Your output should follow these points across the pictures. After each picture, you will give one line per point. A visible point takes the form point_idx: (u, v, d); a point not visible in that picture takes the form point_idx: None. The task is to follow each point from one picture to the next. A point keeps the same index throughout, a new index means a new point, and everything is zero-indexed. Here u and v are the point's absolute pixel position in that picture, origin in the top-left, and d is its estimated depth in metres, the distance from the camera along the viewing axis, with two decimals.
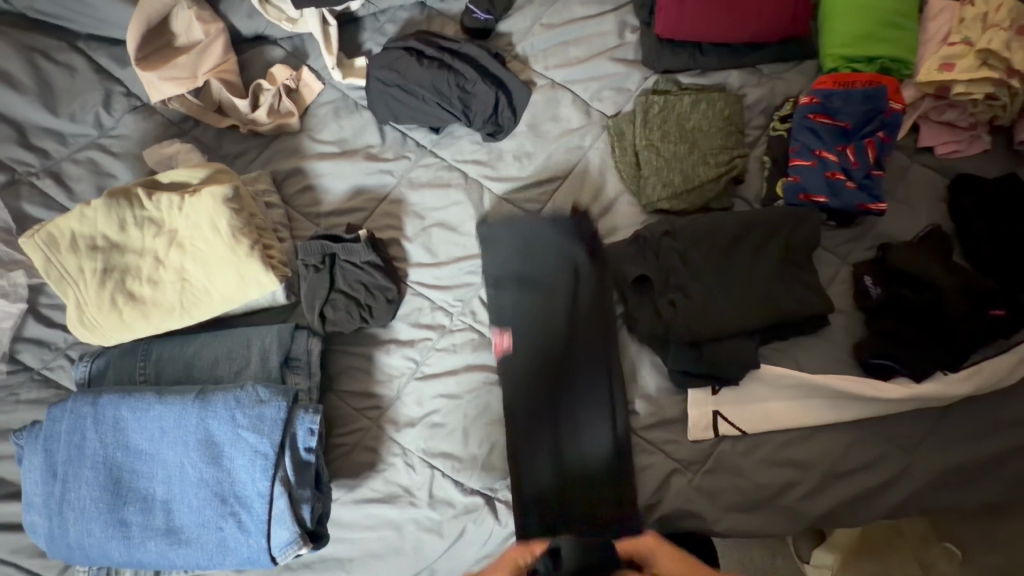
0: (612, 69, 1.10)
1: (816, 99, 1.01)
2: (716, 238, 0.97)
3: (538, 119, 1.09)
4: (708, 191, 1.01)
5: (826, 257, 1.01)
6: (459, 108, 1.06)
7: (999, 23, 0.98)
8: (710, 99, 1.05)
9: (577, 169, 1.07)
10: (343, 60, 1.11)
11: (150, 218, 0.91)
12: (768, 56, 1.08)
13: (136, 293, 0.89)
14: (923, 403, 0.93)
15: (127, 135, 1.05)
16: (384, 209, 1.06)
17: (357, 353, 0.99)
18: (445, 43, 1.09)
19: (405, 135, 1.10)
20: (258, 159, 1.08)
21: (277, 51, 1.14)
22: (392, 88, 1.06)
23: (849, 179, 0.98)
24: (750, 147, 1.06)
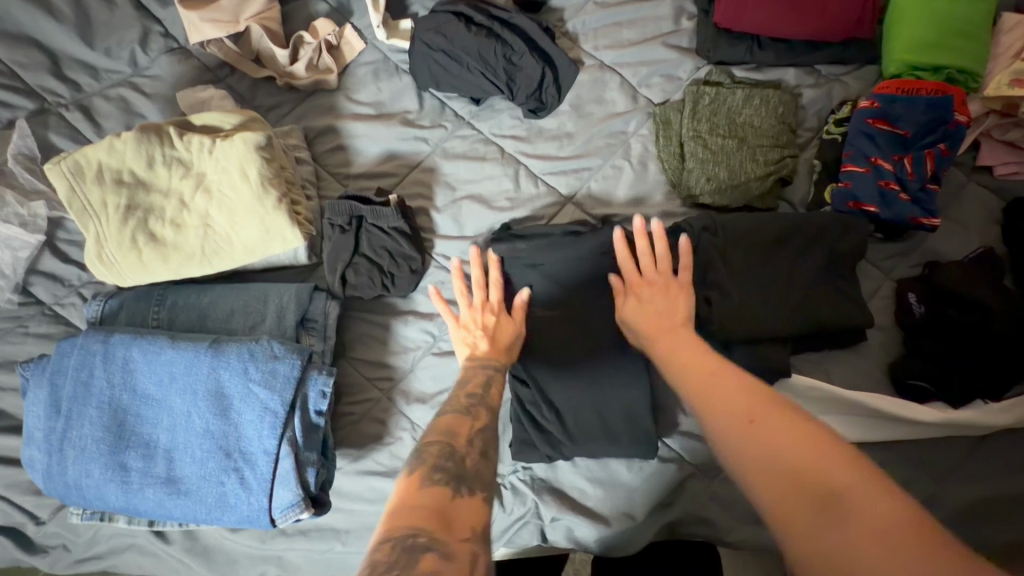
0: (665, 56, 1.06)
1: (876, 103, 0.96)
2: (759, 239, 0.93)
3: (583, 100, 1.05)
4: (754, 190, 0.97)
5: (869, 270, 0.97)
6: (503, 80, 1.02)
7: None
8: (764, 96, 1.01)
9: (618, 155, 1.03)
10: (388, 19, 1.07)
11: (179, 158, 0.87)
12: (828, 57, 1.04)
13: (158, 234, 0.86)
14: (956, 431, 0.89)
15: (162, 76, 1.02)
16: (416, 176, 1.03)
17: (375, 321, 0.97)
18: (495, 12, 1.05)
19: (444, 104, 1.07)
20: (291, 114, 1.05)
21: (321, 5, 1.10)
22: (437, 52, 1.02)
23: (903, 191, 0.94)
24: (801, 149, 1.02)
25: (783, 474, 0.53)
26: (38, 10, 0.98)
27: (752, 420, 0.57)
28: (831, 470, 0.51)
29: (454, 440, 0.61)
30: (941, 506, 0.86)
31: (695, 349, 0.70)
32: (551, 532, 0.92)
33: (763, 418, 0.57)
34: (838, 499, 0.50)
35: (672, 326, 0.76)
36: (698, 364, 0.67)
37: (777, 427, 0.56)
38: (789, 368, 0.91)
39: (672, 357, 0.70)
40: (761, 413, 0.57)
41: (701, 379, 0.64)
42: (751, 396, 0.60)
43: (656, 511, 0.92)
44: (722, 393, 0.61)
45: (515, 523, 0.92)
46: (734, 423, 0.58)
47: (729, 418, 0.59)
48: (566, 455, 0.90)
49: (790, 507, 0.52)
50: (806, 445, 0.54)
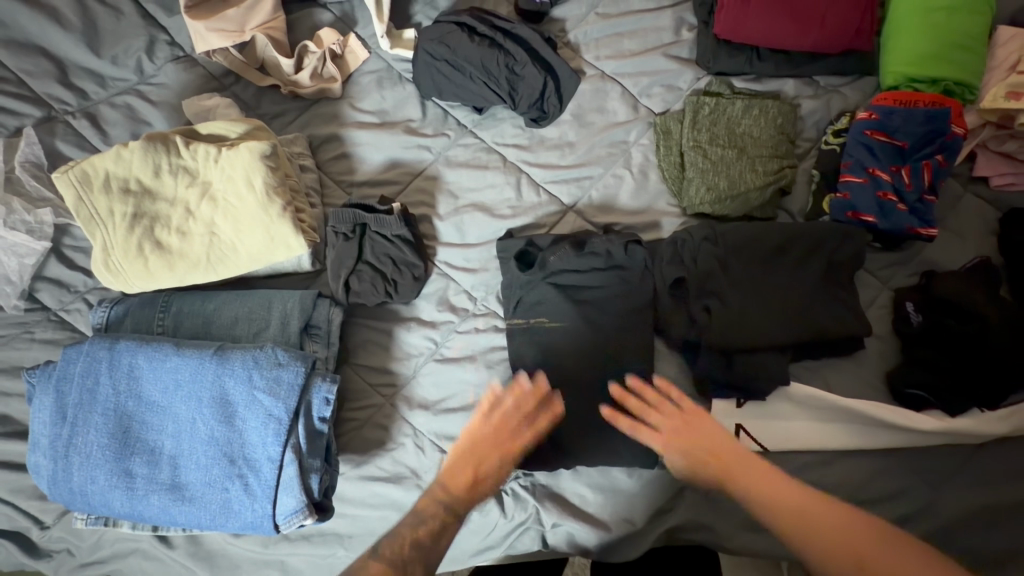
0: (666, 66, 1.07)
1: (874, 115, 0.98)
2: (758, 249, 0.94)
3: (584, 109, 1.07)
4: (753, 199, 0.98)
5: (867, 279, 0.99)
6: (505, 90, 1.03)
7: None
8: (763, 106, 1.02)
9: (619, 164, 1.04)
10: (392, 29, 1.08)
11: (185, 167, 0.88)
12: (827, 67, 1.05)
13: (164, 243, 0.87)
14: (952, 438, 0.90)
15: (167, 85, 1.03)
16: (419, 185, 1.04)
17: (378, 328, 0.98)
18: (498, 22, 1.06)
19: (447, 113, 1.08)
20: (296, 122, 1.06)
21: (325, 15, 1.11)
22: (440, 63, 1.03)
23: (901, 201, 0.95)
24: (800, 159, 1.03)
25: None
26: (46, 19, 0.99)
27: (825, 529, 0.74)
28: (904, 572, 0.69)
29: (400, 547, 0.77)
30: (937, 513, 0.87)
31: (753, 475, 0.80)
32: (552, 538, 0.93)
33: (848, 532, 0.73)
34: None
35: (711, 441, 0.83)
36: (760, 472, 0.80)
37: (860, 545, 0.72)
38: (788, 376, 0.92)
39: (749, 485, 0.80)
40: (844, 535, 0.73)
41: (765, 487, 0.79)
42: (841, 526, 0.74)
43: (656, 517, 0.92)
44: (771, 488, 0.79)
45: (515, 528, 0.92)
46: (840, 545, 0.72)
47: (789, 521, 0.76)
48: (568, 465, 0.90)
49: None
50: (885, 557, 0.71)
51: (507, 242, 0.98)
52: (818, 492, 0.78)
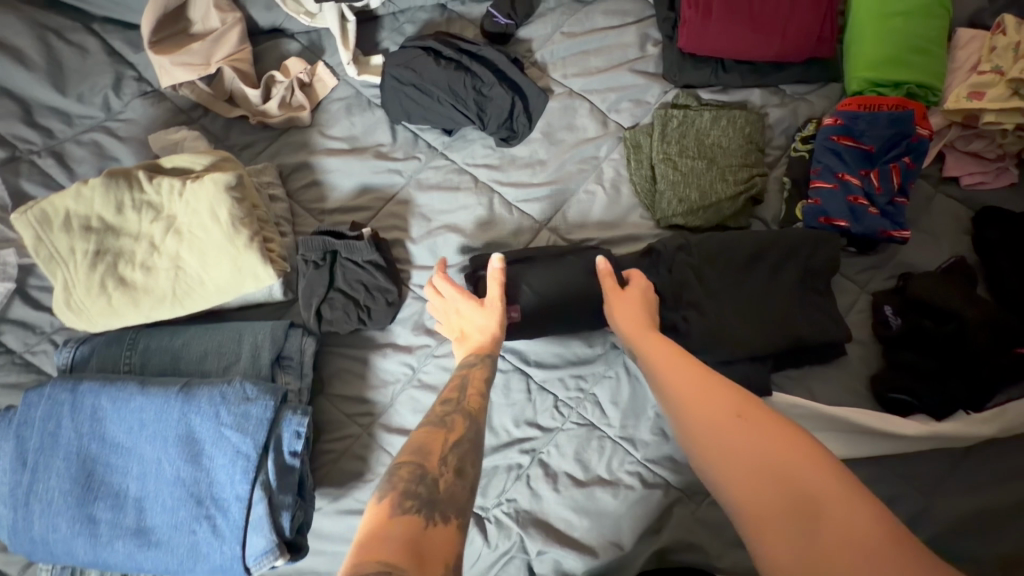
0: (632, 82, 1.08)
1: (840, 120, 0.97)
2: (732, 257, 0.93)
3: (553, 127, 1.07)
4: (726, 209, 0.98)
5: (844, 285, 0.98)
6: (474, 111, 1.03)
7: None
8: (731, 116, 1.03)
9: (590, 180, 1.05)
10: (359, 56, 1.09)
11: (148, 202, 0.87)
12: (792, 76, 1.05)
13: (128, 278, 0.85)
14: (942, 443, 0.88)
15: (135, 120, 1.03)
16: (391, 209, 1.04)
17: (353, 355, 0.97)
18: (464, 45, 1.06)
19: (417, 136, 1.08)
20: (265, 152, 1.06)
21: (293, 45, 1.11)
22: (407, 87, 1.03)
23: (872, 205, 0.94)
24: (770, 167, 1.03)
25: (764, 479, 0.61)
26: (9, 60, 0.99)
27: (734, 431, 0.66)
28: (792, 461, 0.61)
29: (427, 457, 0.64)
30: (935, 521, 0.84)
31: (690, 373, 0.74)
32: (538, 566, 0.89)
33: (760, 432, 0.64)
34: (817, 507, 0.57)
35: (656, 344, 0.80)
36: (697, 379, 0.73)
37: (759, 444, 0.63)
38: (769, 388, 0.91)
39: (677, 384, 0.73)
40: (755, 444, 0.63)
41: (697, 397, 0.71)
42: (761, 435, 0.64)
43: (644, 539, 0.89)
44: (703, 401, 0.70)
45: (500, 557, 0.89)
46: (744, 454, 0.64)
47: (715, 429, 0.67)
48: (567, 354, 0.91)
49: (789, 522, 0.58)
50: (795, 463, 0.61)
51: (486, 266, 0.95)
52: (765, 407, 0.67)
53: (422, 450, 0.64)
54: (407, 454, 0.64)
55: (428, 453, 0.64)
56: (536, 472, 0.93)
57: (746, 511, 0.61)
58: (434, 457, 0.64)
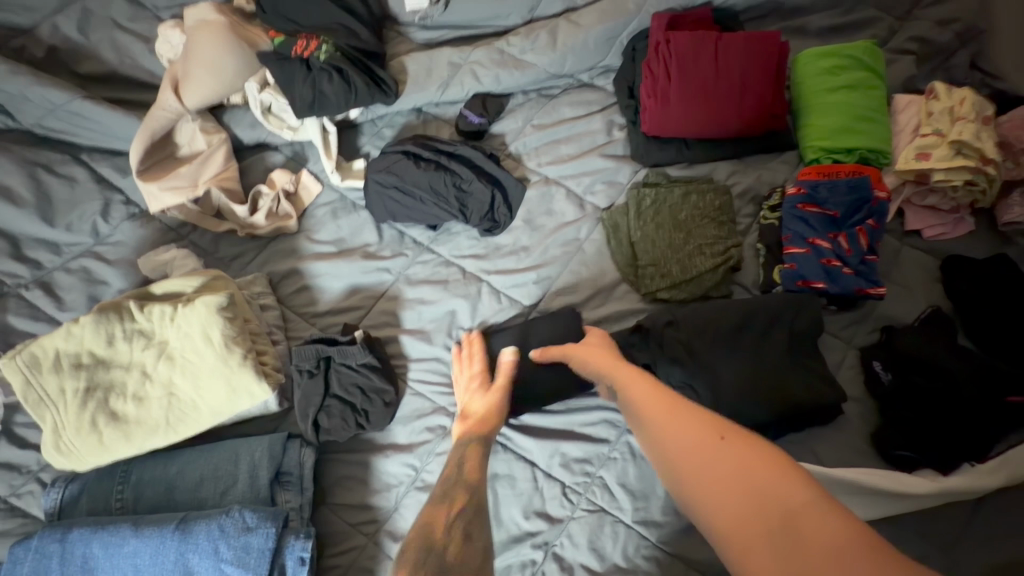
0: (603, 165, 1.13)
1: (802, 189, 1.03)
2: (720, 327, 0.96)
3: (533, 213, 1.11)
4: (707, 281, 1.02)
5: (831, 342, 1.00)
6: (456, 207, 1.07)
7: (965, 116, 1.02)
8: (700, 191, 1.08)
9: (575, 261, 1.08)
10: (342, 162, 1.14)
11: (140, 330, 0.88)
12: (753, 148, 1.12)
13: (119, 412, 0.84)
14: (955, 499, 0.87)
15: (124, 242, 1.05)
16: (382, 307, 1.05)
17: (354, 461, 0.94)
18: (441, 146, 1.12)
19: (403, 233, 1.11)
20: (255, 261, 1.08)
21: (277, 156, 1.15)
22: (390, 190, 1.07)
23: (845, 265, 0.99)
24: (743, 235, 1.07)
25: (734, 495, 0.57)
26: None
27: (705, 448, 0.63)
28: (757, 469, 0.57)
29: (431, 537, 0.72)
30: None
31: (657, 396, 0.74)
32: None
33: (729, 455, 0.60)
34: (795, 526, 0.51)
35: (627, 372, 0.81)
36: (669, 408, 0.70)
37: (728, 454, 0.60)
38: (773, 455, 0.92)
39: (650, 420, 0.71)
40: (716, 458, 0.61)
41: (667, 420, 0.69)
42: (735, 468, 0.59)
43: None
44: (674, 422, 0.68)
45: None
46: (716, 478, 0.59)
47: (691, 441, 0.64)
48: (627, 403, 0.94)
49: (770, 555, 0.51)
50: (774, 483, 0.55)
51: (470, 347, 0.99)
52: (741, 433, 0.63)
53: (426, 531, 0.73)
54: (413, 539, 0.73)
55: (433, 532, 0.72)
56: (551, 567, 0.89)
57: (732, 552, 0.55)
58: (439, 530, 0.73)
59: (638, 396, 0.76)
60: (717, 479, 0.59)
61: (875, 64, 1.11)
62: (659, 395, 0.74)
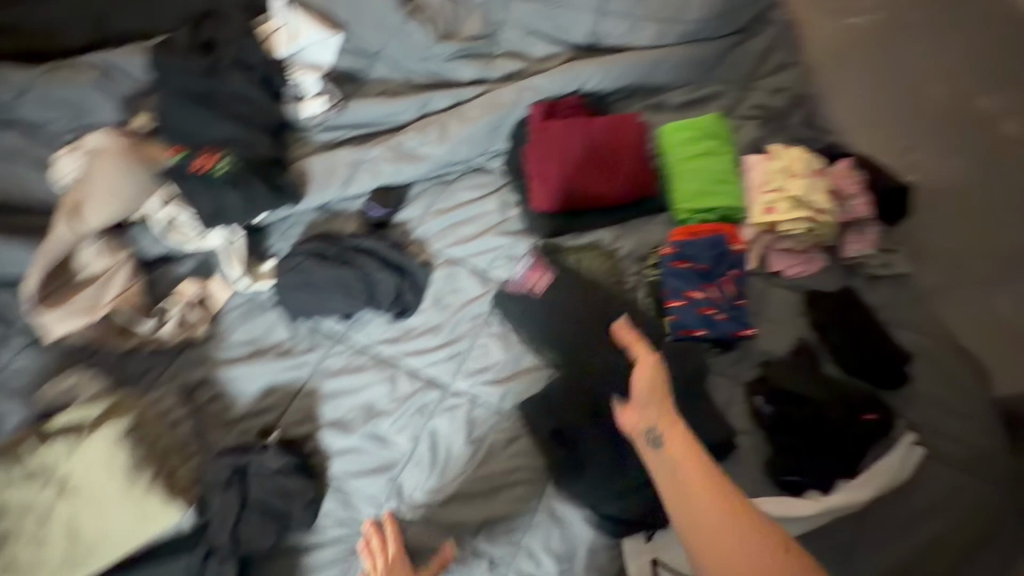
0: (498, 243, 1.22)
1: (674, 249, 1.15)
2: (616, 383, 1.06)
3: (441, 293, 1.18)
4: (604, 340, 1.11)
5: (719, 382, 1.10)
6: (364, 297, 1.12)
7: (799, 172, 1.19)
8: (589, 258, 1.20)
9: (483, 334, 1.14)
10: (251, 265, 1.18)
11: (37, 470, 0.87)
12: (632, 213, 1.25)
13: (15, 563, 0.83)
14: (838, 515, 0.97)
15: (23, 372, 1.04)
16: (299, 404, 1.07)
17: (279, 568, 0.94)
18: (346, 241, 1.18)
19: (316, 327, 1.15)
20: (164, 373, 1.09)
21: (184, 266, 1.19)
22: (297, 289, 1.12)
23: (719, 312, 1.11)
24: (633, 292, 1.18)
25: None
26: None
27: (727, 545, 0.73)
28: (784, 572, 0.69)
29: None
30: None
31: (694, 480, 0.80)
32: None
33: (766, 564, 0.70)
34: None
35: (679, 441, 0.85)
36: (699, 487, 0.79)
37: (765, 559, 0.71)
38: None
39: (699, 507, 0.77)
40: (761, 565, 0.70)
41: (704, 513, 0.76)
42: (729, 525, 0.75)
43: None
44: (706, 511, 0.76)
45: None
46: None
47: (733, 534, 0.74)
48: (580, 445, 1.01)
49: None
50: None
51: (394, 432, 1.05)
52: (760, 516, 0.76)
53: None
54: None
55: None
56: None
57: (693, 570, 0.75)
58: None
59: (675, 482, 0.81)
60: (740, 559, 0.71)
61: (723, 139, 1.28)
62: (699, 477, 0.80)
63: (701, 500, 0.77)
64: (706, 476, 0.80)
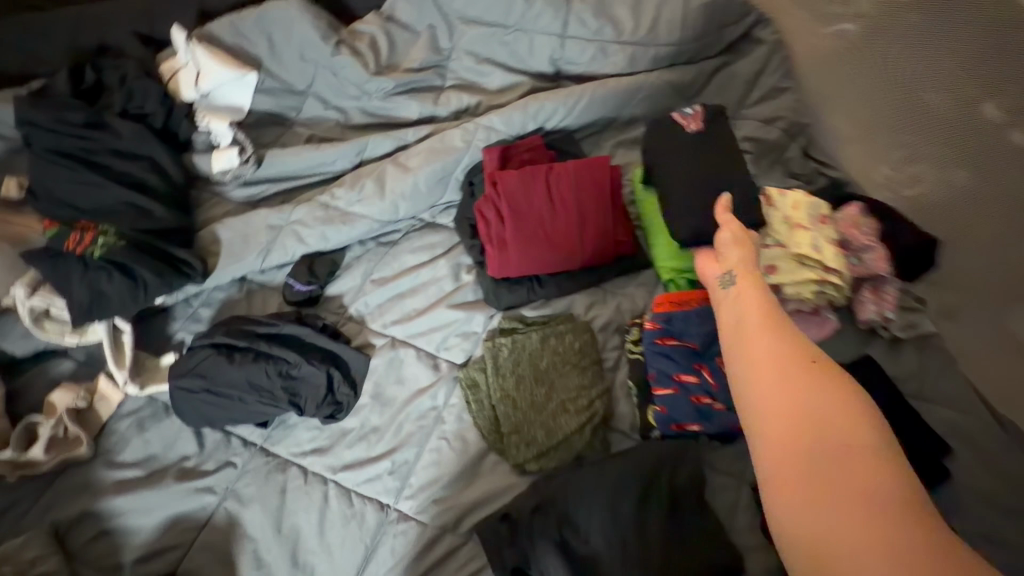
0: (452, 317, 1.02)
1: (658, 322, 0.96)
2: (593, 500, 0.84)
3: (382, 384, 0.98)
4: (577, 442, 0.92)
5: (720, 482, 0.91)
6: (285, 400, 0.92)
7: (801, 223, 1.00)
8: (558, 332, 0.99)
9: (433, 436, 0.94)
10: (146, 361, 0.97)
11: None
12: (608, 274, 1.06)
13: None
14: None
15: None
16: (204, 541, 0.86)
17: None
18: (261, 327, 0.97)
19: (228, 435, 0.94)
20: (33, 509, 0.87)
21: (65, 365, 0.97)
22: (199, 394, 0.91)
23: (716, 400, 0.92)
24: (612, 372, 0.99)
25: (798, 435, 0.64)
26: None
27: (805, 426, 0.64)
28: (846, 444, 0.62)
29: None
30: None
31: (774, 349, 0.72)
32: None
33: (830, 431, 0.63)
34: (826, 441, 0.62)
35: (758, 310, 0.78)
36: (772, 350, 0.72)
37: (816, 405, 0.65)
38: None
39: (758, 367, 0.71)
40: (791, 383, 0.68)
41: (768, 382, 0.69)
42: (796, 369, 0.69)
43: None
44: (771, 370, 0.70)
45: None
46: (792, 406, 0.66)
47: (780, 388, 0.68)
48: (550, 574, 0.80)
49: (795, 455, 0.63)
50: (845, 438, 0.62)
51: (326, 568, 0.86)
52: (859, 397, 0.66)
53: None
54: None
55: None
56: None
57: (759, 445, 0.67)
58: None
59: (752, 349, 0.74)
60: (791, 417, 0.66)
61: (724, 154, 1.02)
62: (795, 351, 0.71)
63: (816, 387, 0.67)
64: (787, 348, 0.72)
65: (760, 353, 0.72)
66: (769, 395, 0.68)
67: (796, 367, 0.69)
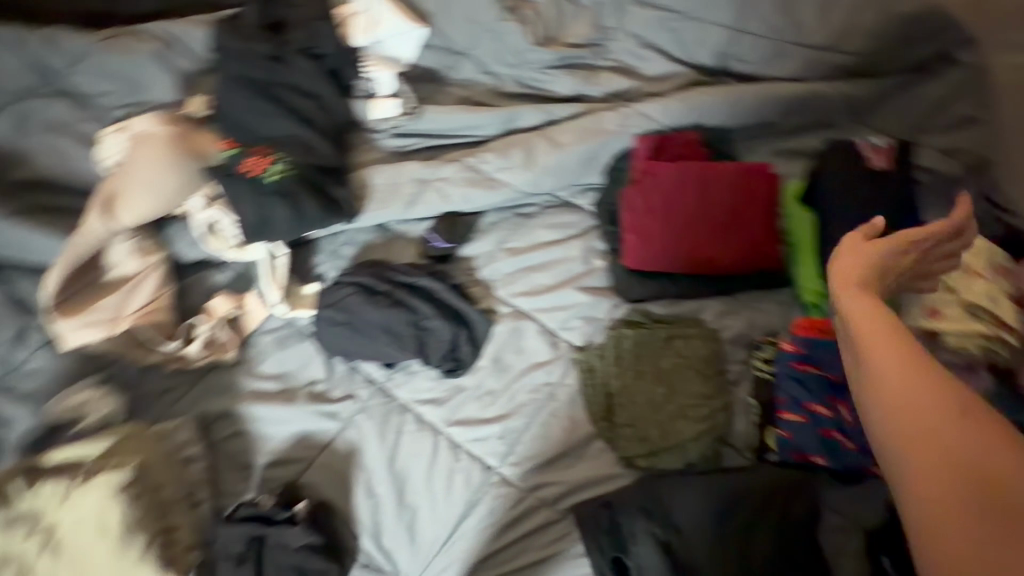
0: (578, 299, 1.02)
1: (798, 346, 0.93)
2: (701, 509, 0.83)
3: (501, 351, 1.00)
4: (689, 450, 0.91)
5: (832, 521, 0.87)
6: (413, 348, 0.97)
7: (978, 270, 0.92)
8: (684, 335, 0.97)
9: (545, 412, 0.95)
10: (292, 287, 1.03)
11: (25, 514, 0.82)
12: (745, 286, 1.02)
13: None
14: None
15: (37, 373, 0.95)
16: (323, 461, 0.94)
17: None
18: (401, 276, 1.02)
19: (354, 369, 1.00)
20: (184, 398, 0.97)
21: (221, 276, 1.06)
22: (340, 327, 0.98)
23: (846, 438, 0.89)
24: (733, 386, 0.96)
25: (930, 449, 0.53)
26: None
27: (916, 436, 0.54)
28: (978, 453, 0.51)
29: None
30: None
31: (897, 343, 0.59)
32: None
33: (954, 443, 0.52)
34: (978, 472, 0.51)
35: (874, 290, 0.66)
36: (899, 342, 0.58)
37: (937, 408, 0.54)
38: None
39: (884, 359, 0.58)
40: (916, 390, 0.56)
41: (911, 377, 0.56)
42: (911, 368, 0.57)
43: None
44: (893, 367, 0.57)
45: None
46: (925, 417, 0.54)
47: (895, 385, 0.56)
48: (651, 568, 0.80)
49: (941, 476, 0.52)
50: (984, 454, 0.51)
51: (430, 511, 0.91)
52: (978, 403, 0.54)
53: None
54: None
55: None
56: None
57: (885, 446, 0.56)
58: None
59: (866, 329, 0.61)
60: (931, 419, 0.54)
61: (892, 199, 1.01)
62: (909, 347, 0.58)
63: (925, 390, 0.55)
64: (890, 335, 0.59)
65: (881, 342, 0.59)
66: (891, 374, 0.57)
67: (912, 349, 0.58)
